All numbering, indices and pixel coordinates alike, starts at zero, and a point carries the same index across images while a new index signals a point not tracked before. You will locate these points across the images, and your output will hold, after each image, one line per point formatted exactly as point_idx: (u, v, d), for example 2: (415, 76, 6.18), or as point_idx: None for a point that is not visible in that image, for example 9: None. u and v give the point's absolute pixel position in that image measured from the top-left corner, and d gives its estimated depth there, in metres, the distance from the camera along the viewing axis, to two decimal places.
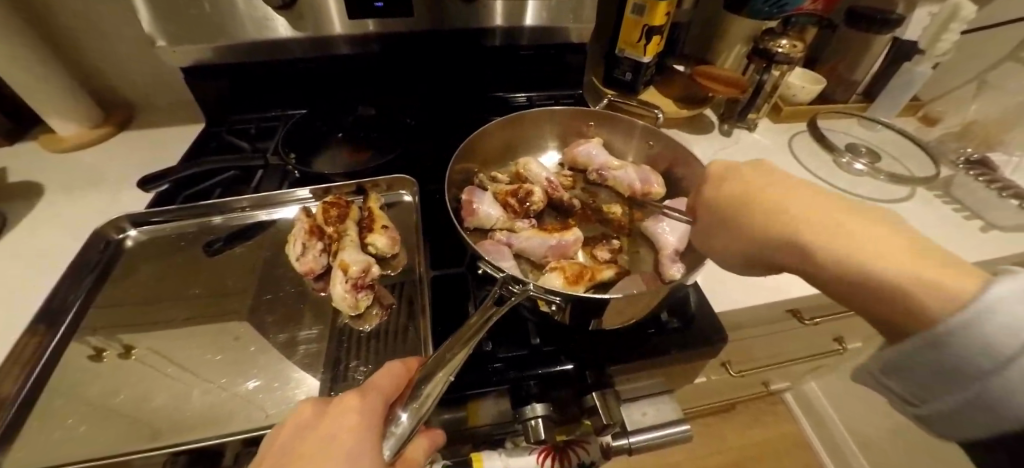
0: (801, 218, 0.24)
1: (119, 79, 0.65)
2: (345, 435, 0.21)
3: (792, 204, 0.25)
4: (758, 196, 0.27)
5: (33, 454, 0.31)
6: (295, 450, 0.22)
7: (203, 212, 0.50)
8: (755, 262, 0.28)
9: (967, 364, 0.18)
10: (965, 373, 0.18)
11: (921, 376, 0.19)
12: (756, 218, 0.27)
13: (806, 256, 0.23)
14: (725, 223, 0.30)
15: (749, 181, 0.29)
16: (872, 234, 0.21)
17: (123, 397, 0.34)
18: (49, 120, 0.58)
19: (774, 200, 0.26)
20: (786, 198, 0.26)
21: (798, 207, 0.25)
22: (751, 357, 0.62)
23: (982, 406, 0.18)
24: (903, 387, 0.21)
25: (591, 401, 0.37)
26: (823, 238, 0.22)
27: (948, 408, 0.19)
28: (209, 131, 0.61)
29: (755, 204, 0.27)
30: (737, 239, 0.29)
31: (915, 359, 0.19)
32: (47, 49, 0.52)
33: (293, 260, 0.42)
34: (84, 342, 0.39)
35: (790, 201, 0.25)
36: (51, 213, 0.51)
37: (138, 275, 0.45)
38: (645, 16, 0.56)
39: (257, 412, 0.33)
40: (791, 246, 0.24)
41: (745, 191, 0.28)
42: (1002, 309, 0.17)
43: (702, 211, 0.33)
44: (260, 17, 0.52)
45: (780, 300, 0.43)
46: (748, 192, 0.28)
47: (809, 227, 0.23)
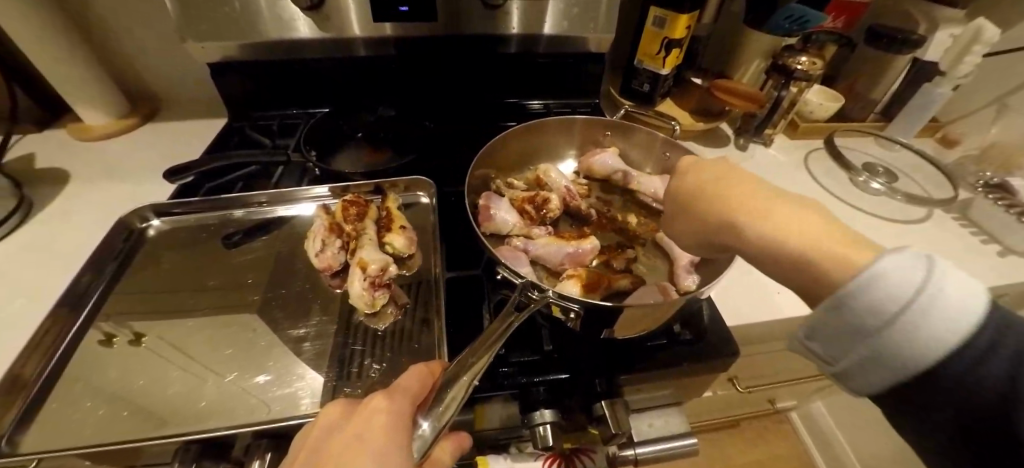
0: (750, 207, 0.25)
1: (146, 72, 0.67)
2: (373, 436, 0.22)
3: (743, 193, 0.27)
4: (714, 183, 0.29)
5: (53, 436, 0.31)
6: (328, 449, 0.22)
7: (224, 205, 0.51)
8: (705, 244, 0.30)
9: (861, 321, 0.19)
10: (865, 328, 0.18)
11: (831, 335, 0.20)
12: (714, 206, 0.28)
13: (745, 238, 0.25)
14: (683, 208, 0.31)
15: (707, 174, 0.31)
16: (800, 217, 0.23)
17: (140, 383, 0.35)
18: (78, 109, 0.60)
19: (729, 190, 0.27)
20: (741, 188, 0.27)
21: (747, 195, 0.26)
22: (759, 374, 0.61)
23: (879, 364, 0.19)
24: (819, 350, 0.21)
25: (601, 410, 0.36)
26: (764, 222, 0.24)
27: (855, 368, 0.19)
28: (232, 126, 0.62)
29: (714, 194, 0.28)
30: (692, 223, 0.30)
31: (824, 321, 0.20)
32: (80, 40, 0.54)
33: (312, 256, 0.43)
34: (97, 327, 0.39)
35: (740, 192, 0.27)
36: (76, 200, 0.53)
37: (157, 264, 0.46)
38: (665, 29, 0.56)
39: (270, 406, 0.33)
40: (736, 230, 0.25)
41: (702, 182, 0.30)
42: (889, 272, 0.18)
43: (666, 199, 0.34)
44: (286, 17, 0.53)
45: (794, 317, 0.42)
46: (707, 185, 0.29)
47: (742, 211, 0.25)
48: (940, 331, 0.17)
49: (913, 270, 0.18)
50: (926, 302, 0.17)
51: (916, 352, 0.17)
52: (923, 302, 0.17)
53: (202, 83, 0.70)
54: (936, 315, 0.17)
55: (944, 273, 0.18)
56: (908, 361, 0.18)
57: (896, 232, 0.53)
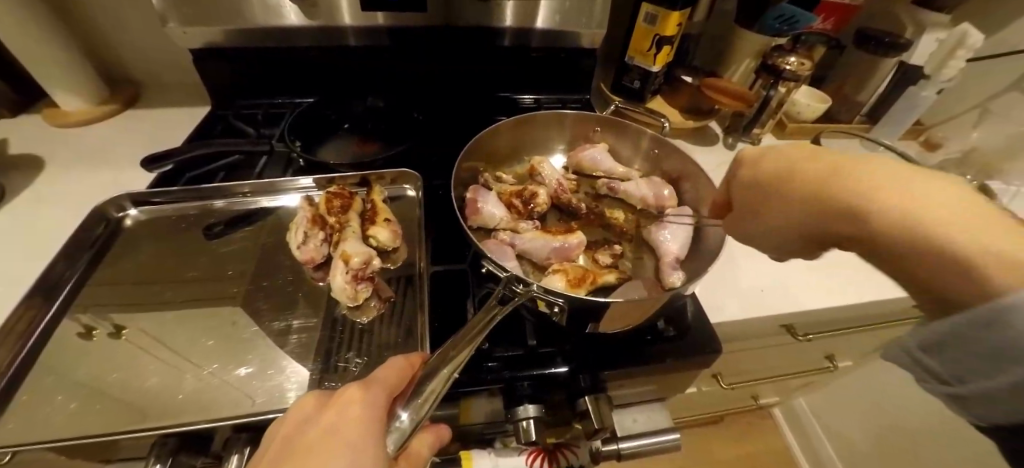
0: (857, 194, 0.23)
1: (126, 57, 0.65)
2: (347, 428, 0.21)
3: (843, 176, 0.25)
4: (806, 165, 0.27)
5: (21, 430, 0.30)
6: (299, 442, 0.21)
7: (205, 195, 0.49)
8: (805, 234, 0.28)
9: (1002, 341, 0.16)
10: (1009, 355, 0.16)
11: (958, 350, 0.18)
12: (808, 192, 0.26)
13: (865, 222, 0.22)
14: (769, 192, 0.30)
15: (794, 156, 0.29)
16: (938, 202, 0.20)
17: (117, 376, 0.34)
18: (53, 94, 0.58)
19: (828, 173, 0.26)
20: (840, 163, 0.26)
21: (850, 178, 0.24)
22: (743, 370, 0.62)
23: (1018, 393, 0.16)
24: (939, 365, 0.19)
25: (583, 405, 0.36)
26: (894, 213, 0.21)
27: (984, 391, 0.17)
28: (216, 114, 0.60)
29: (817, 177, 0.26)
30: (782, 209, 0.29)
31: (956, 333, 0.18)
32: (55, 22, 0.52)
33: (294, 248, 0.42)
34: (74, 319, 0.38)
35: (840, 169, 0.25)
36: (52, 188, 0.51)
37: (136, 255, 0.45)
38: (657, 26, 0.56)
39: (252, 399, 0.33)
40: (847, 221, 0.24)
41: (790, 164, 0.28)
42: None
43: (747, 187, 0.33)
44: (272, 4, 0.52)
45: (778, 314, 0.43)
46: (802, 168, 0.27)
47: (857, 191, 0.23)
48: None
49: None
50: None
51: None
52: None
53: (185, 70, 0.68)
54: None
55: None
56: None
57: None
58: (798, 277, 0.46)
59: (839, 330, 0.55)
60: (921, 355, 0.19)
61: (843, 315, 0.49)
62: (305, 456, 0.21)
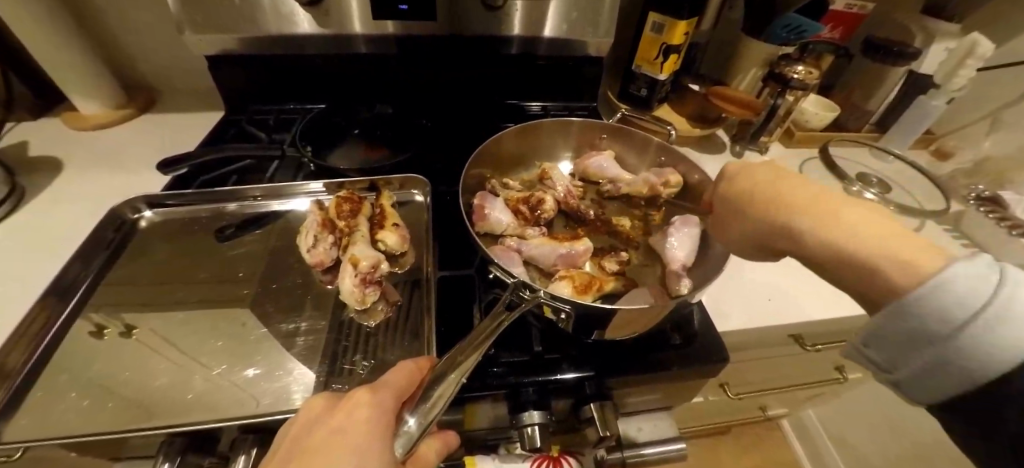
0: (797, 214, 0.26)
1: (143, 63, 0.67)
2: (356, 430, 0.21)
3: (789, 196, 0.27)
4: (755, 186, 0.30)
5: (35, 426, 0.31)
6: (307, 444, 0.22)
7: (217, 198, 0.50)
8: (759, 247, 0.30)
9: (926, 328, 0.19)
10: (935, 340, 0.19)
11: (889, 343, 0.21)
12: (763, 208, 0.29)
13: (802, 239, 0.25)
14: (733, 211, 0.33)
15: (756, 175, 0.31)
16: (857, 222, 0.23)
17: (128, 375, 0.35)
18: (73, 98, 0.60)
19: (777, 193, 0.28)
20: (787, 184, 0.28)
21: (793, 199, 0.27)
22: (751, 380, 0.61)
23: (942, 373, 0.19)
24: (877, 356, 0.21)
25: (589, 412, 0.36)
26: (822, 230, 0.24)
27: (914, 376, 0.20)
28: (229, 119, 0.62)
29: (769, 197, 0.29)
30: (744, 227, 0.31)
31: (882, 326, 0.21)
32: (76, 30, 0.54)
33: (304, 251, 0.42)
34: (87, 318, 0.39)
35: (786, 192, 0.28)
36: (69, 189, 0.52)
37: (149, 257, 0.46)
38: (664, 34, 0.56)
39: (259, 401, 0.33)
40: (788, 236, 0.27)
41: (746, 186, 0.31)
42: (950, 283, 0.18)
43: (716, 202, 0.35)
44: (286, 13, 0.53)
45: (787, 323, 0.42)
46: (759, 187, 0.30)
47: (798, 213, 0.26)
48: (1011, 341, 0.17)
49: (982, 280, 0.18)
50: (997, 313, 0.17)
51: (986, 365, 0.17)
52: (997, 313, 0.17)
53: (199, 75, 0.69)
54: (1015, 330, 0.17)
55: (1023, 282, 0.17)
56: (973, 372, 0.18)
57: None
58: (806, 286, 0.46)
59: (848, 341, 0.55)
60: (863, 349, 0.22)
61: (851, 326, 0.49)
62: (314, 457, 0.21)
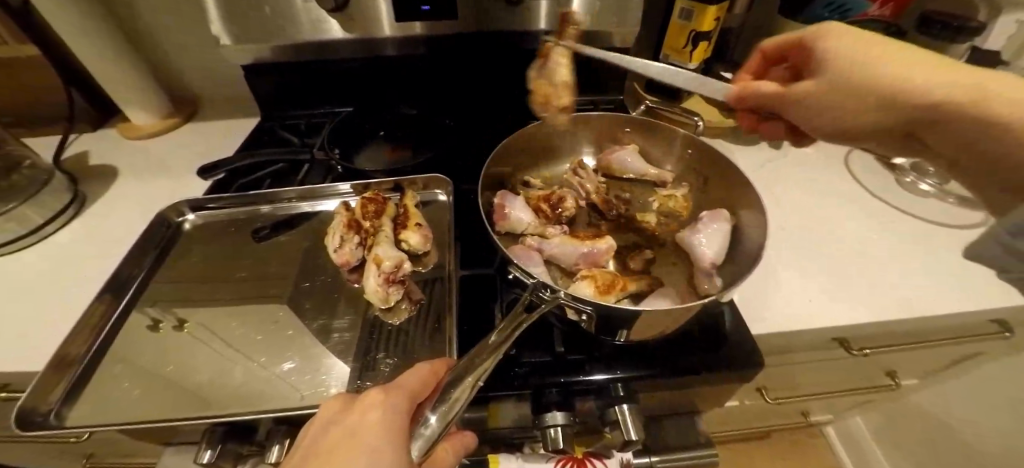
0: (913, 87, 0.32)
1: (186, 75, 0.71)
2: (370, 431, 0.22)
3: (884, 83, 0.34)
4: (872, 64, 0.34)
5: (96, 412, 0.34)
6: (324, 444, 0.22)
7: (253, 201, 0.53)
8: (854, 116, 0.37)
9: None
10: None
11: None
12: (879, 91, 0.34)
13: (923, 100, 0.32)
14: (836, 83, 0.37)
15: (850, 54, 0.36)
16: (967, 76, 0.30)
17: (177, 367, 0.37)
18: (127, 110, 0.65)
19: (878, 74, 0.34)
20: (887, 62, 0.34)
21: (895, 73, 0.33)
22: (791, 385, 0.58)
23: None
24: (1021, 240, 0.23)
25: (614, 415, 0.35)
26: (1000, 103, 0.28)
27: None
28: (264, 125, 0.64)
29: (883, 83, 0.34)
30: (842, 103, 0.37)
31: None
32: (126, 47, 0.58)
33: (331, 251, 0.43)
34: (144, 312, 0.43)
35: (893, 65, 0.33)
36: (124, 195, 0.57)
37: (191, 257, 0.49)
38: (693, 21, 0.54)
39: (302, 393, 0.34)
40: (936, 118, 0.32)
41: (856, 58, 0.35)
42: None
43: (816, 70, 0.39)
44: (315, 19, 0.54)
45: (833, 327, 0.39)
46: (849, 60, 0.35)
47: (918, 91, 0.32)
48: None
49: None
50: None
51: None
52: None
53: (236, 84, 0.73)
54: None
55: None
56: None
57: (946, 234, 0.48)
58: (850, 284, 0.43)
59: (899, 345, 0.50)
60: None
61: (905, 329, 0.45)
62: (331, 454, 0.21)
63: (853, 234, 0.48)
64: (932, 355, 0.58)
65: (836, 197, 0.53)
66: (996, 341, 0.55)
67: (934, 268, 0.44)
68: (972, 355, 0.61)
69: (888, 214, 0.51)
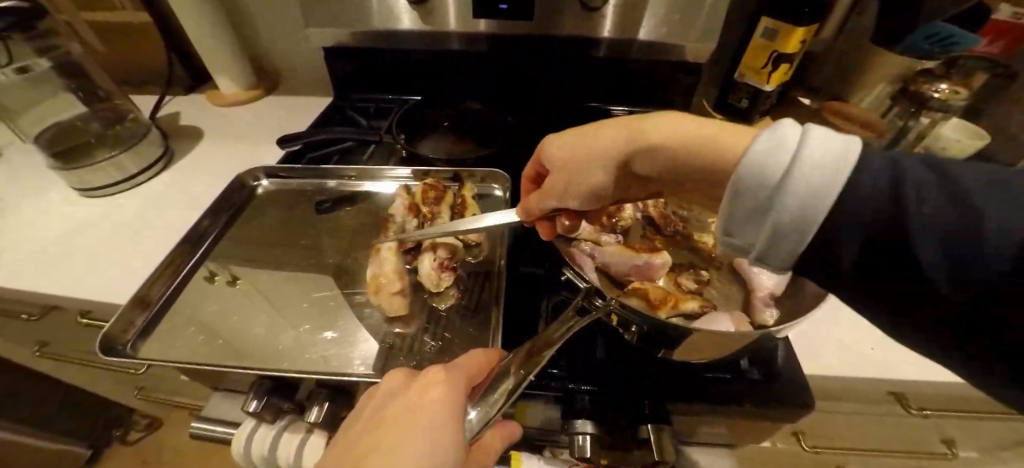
0: (671, 145, 0.26)
1: (271, 51, 0.76)
2: (431, 405, 0.23)
3: (637, 148, 0.27)
4: (585, 148, 0.29)
5: (163, 350, 0.38)
6: (388, 411, 0.23)
7: (320, 175, 0.56)
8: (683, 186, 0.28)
9: (761, 194, 0.22)
10: (773, 196, 0.21)
11: (749, 228, 0.23)
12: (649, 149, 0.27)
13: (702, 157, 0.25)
14: (574, 162, 0.30)
15: (568, 157, 0.31)
16: (691, 128, 0.25)
17: (235, 320, 0.40)
18: (217, 79, 0.71)
19: (590, 143, 0.29)
20: (596, 130, 0.29)
21: (596, 140, 0.29)
22: (834, 435, 0.54)
23: (799, 233, 0.21)
24: (753, 243, 0.24)
25: (644, 433, 0.33)
26: (715, 143, 0.24)
27: (777, 253, 0.22)
28: (336, 105, 0.68)
29: (630, 153, 0.28)
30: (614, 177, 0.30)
31: (740, 202, 0.23)
32: (225, 21, 0.63)
33: (390, 231, 0.46)
34: (206, 265, 0.46)
35: (611, 132, 0.28)
36: (207, 156, 0.62)
37: (259, 220, 0.52)
38: (776, 42, 0.52)
39: (326, 361, 0.37)
40: (631, 153, 0.28)
41: (584, 150, 0.30)
42: (770, 148, 0.21)
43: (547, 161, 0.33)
44: (393, 12, 0.58)
45: (896, 380, 0.36)
46: (572, 153, 0.30)
47: (685, 149, 0.25)
48: (824, 175, 0.20)
49: (791, 137, 0.21)
50: (799, 168, 0.20)
51: (812, 210, 0.20)
52: (801, 170, 0.20)
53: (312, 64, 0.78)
54: (817, 174, 0.20)
55: (813, 132, 0.21)
56: (803, 219, 0.21)
57: None
58: None
59: (967, 412, 0.46)
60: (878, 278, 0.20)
61: (979, 394, 0.41)
62: (393, 422, 0.22)
63: None
64: (1004, 430, 0.53)
65: None
66: None
67: None
68: None
69: None
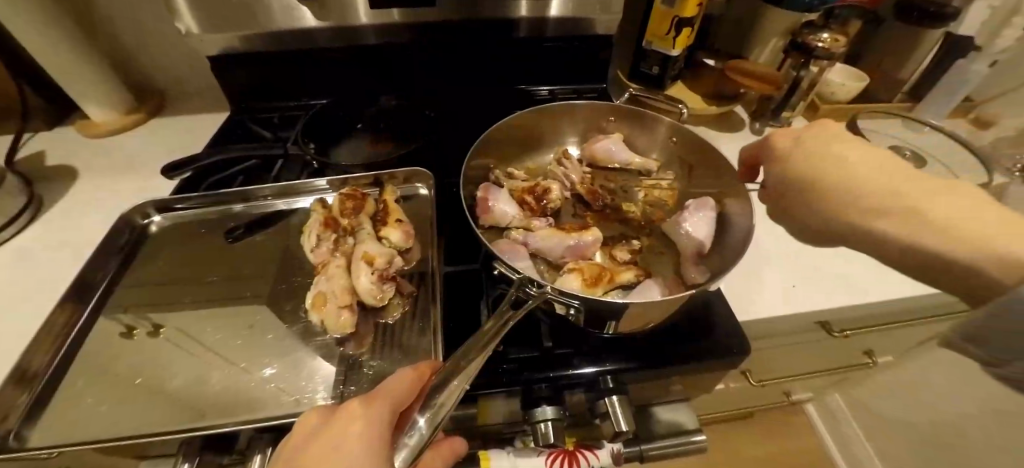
0: (877, 187, 0.27)
1: (149, 67, 0.67)
2: (350, 443, 0.21)
3: (831, 174, 0.29)
4: (825, 173, 0.30)
5: (62, 431, 0.32)
6: (304, 460, 0.21)
7: (225, 200, 0.50)
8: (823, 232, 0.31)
9: None
10: None
11: None
12: (834, 179, 0.29)
13: (922, 226, 0.24)
14: (800, 192, 0.31)
15: (823, 158, 0.30)
16: (906, 182, 0.26)
17: (148, 378, 0.35)
18: (84, 106, 0.61)
19: (835, 179, 0.29)
20: (830, 147, 0.30)
21: (849, 156, 0.29)
22: (775, 366, 0.59)
23: None
24: None
25: (605, 407, 0.35)
26: (929, 225, 0.24)
27: None
28: (234, 119, 0.61)
29: (850, 194, 0.28)
30: (801, 212, 0.32)
31: None
32: (83, 38, 0.54)
33: (308, 252, 0.42)
34: (115, 319, 0.40)
35: (855, 155, 0.29)
36: (86, 197, 0.53)
37: (160, 260, 0.46)
38: (676, 7, 0.53)
39: (288, 397, 0.33)
40: (831, 180, 0.29)
41: (814, 171, 0.30)
42: None
43: (775, 163, 0.34)
44: (287, 7, 0.52)
45: (814, 311, 0.40)
46: (810, 168, 0.31)
47: (866, 181, 0.27)
48: None
49: None
50: None
51: None
52: None
53: (202, 76, 0.69)
54: None
55: None
56: None
57: None
58: (832, 268, 0.43)
59: (877, 326, 0.52)
60: None
61: (882, 310, 0.46)
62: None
63: None
64: (909, 333, 0.60)
65: None
66: (965, 318, 0.57)
67: None
68: (944, 331, 0.64)
69: None
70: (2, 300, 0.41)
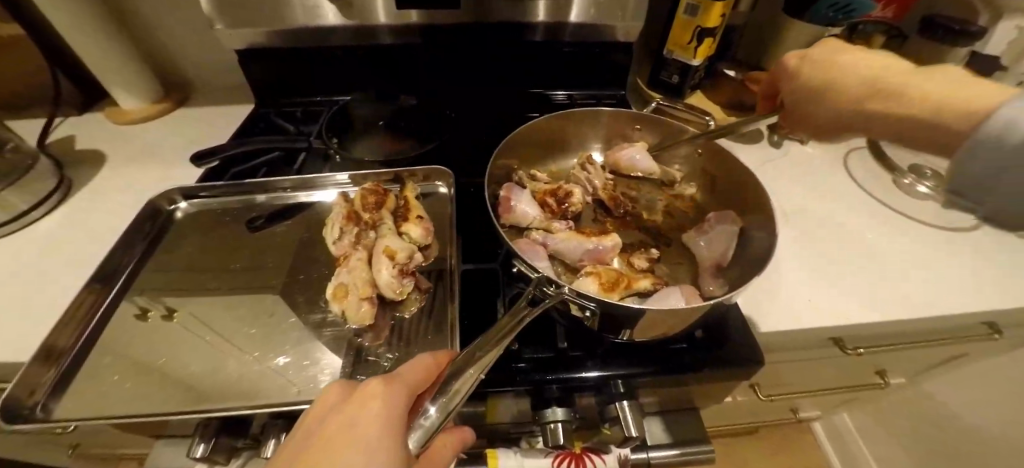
0: (871, 78, 0.35)
1: (176, 58, 0.69)
2: (366, 420, 0.21)
3: (836, 74, 0.38)
4: (828, 75, 0.39)
5: (83, 406, 0.33)
6: (322, 431, 0.21)
7: (248, 190, 0.51)
8: (839, 122, 0.39)
9: None
10: None
11: None
12: (849, 78, 0.37)
13: (891, 102, 0.33)
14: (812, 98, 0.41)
15: (838, 66, 0.39)
16: (893, 72, 0.34)
17: (166, 360, 0.36)
18: (115, 94, 0.63)
19: (845, 78, 0.37)
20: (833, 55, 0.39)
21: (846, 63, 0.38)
22: (785, 381, 0.59)
23: None
24: None
25: (614, 411, 0.36)
26: (902, 96, 0.33)
27: None
28: (258, 112, 0.62)
29: (870, 88, 0.35)
30: (819, 112, 0.40)
31: None
32: (116, 29, 0.56)
33: (331, 243, 0.43)
34: (132, 301, 0.41)
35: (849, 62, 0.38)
36: (113, 182, 0.55)
37: (182, 247, 0.47)
38: (698, 17, 0.53)
39: (296, 387, 0.34)
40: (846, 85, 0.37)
41: (823, 77, 0.39)
42: None
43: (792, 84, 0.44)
44: (311, 4, 0.53)
45: (830, 326, 0.39)
46: (820, 73, 0.40)
47: (872, 76, 0.35)
48: None
49: None
50: None
51: None
52: None
53: (228, 69, 0.71)
54: None
55: None
56: None
57: (940, 234, 0.49)
58: (849, 284, 0.43)
59: (892, 345, 0.51)
60: None
61: (900, 329, 0.45)
62: (327, 442, 0.21)
63: (852, 234, 0.49)
64: (923, 354, 0.59)
65: (835, 197, 0.54)
66: (983, 342, 0.56)
67: (919, 267, 0.45)
68: (960, 354, 0.62)
69: (885, 214, 0.52)
70: (33, 278, 0.42)
